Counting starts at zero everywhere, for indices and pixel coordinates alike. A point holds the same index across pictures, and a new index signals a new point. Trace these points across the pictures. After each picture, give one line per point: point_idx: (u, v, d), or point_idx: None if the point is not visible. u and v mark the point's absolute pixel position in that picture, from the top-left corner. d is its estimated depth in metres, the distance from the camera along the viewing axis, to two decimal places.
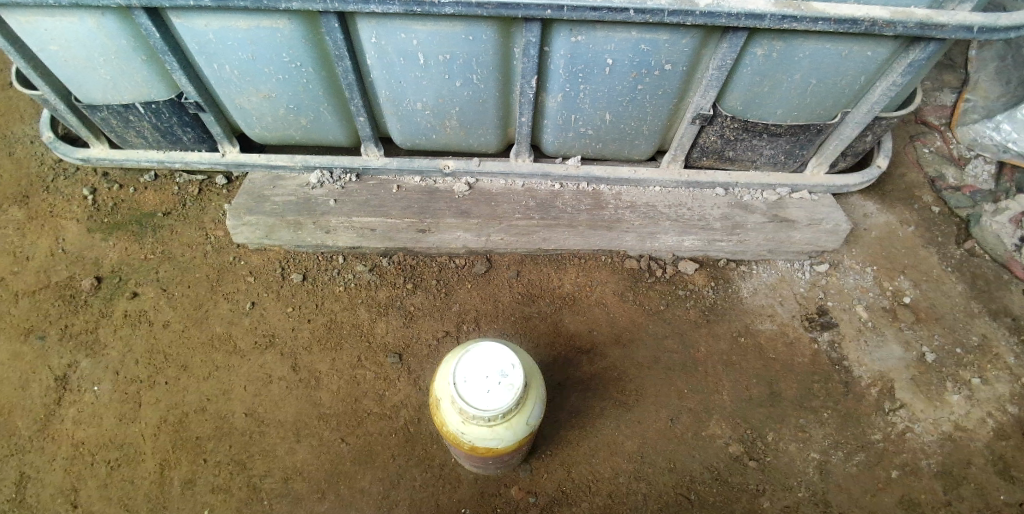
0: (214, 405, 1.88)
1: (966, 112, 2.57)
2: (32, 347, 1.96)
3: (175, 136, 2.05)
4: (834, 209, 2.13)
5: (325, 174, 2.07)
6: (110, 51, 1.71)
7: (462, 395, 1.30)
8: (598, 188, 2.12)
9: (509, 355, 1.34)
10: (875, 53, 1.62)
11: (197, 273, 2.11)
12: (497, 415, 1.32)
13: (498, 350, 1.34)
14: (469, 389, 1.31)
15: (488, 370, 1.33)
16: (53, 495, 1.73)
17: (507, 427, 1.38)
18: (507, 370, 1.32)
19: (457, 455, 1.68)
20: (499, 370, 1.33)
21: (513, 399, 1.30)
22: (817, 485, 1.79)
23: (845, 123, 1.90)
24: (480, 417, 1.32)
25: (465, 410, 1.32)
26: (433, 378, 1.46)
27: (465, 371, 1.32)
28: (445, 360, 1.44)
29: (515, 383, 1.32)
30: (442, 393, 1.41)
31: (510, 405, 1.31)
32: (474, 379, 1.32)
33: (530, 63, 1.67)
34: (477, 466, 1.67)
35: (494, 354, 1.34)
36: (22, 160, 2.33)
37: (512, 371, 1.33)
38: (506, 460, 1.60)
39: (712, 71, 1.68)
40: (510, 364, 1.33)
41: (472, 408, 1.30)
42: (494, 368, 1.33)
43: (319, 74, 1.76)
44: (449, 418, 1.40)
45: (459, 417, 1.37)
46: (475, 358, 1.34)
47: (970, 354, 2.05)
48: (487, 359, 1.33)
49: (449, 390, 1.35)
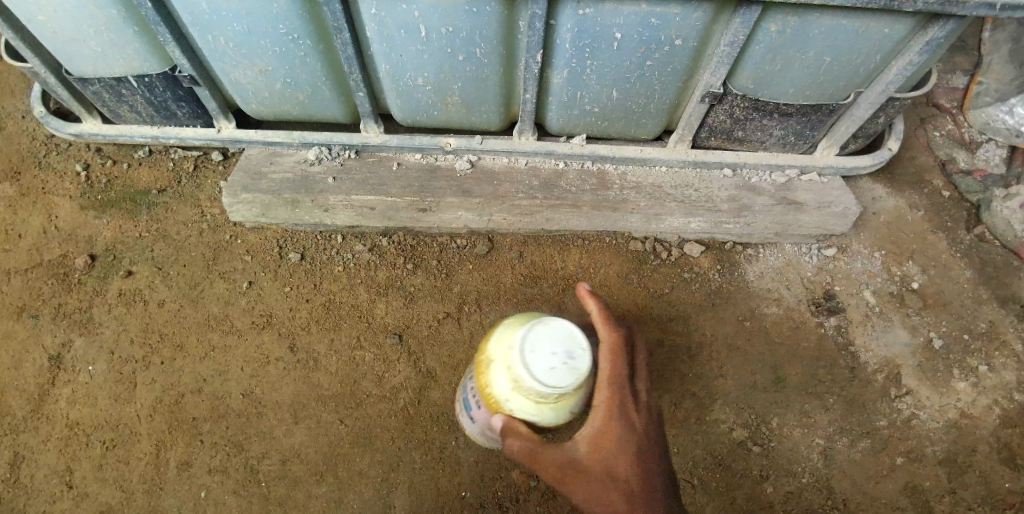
0: (210, 387, 1.85)
1: (978, 94, 2.51)
2: (26, 326, 1.92)
3: (169, 111, 1.99)
4: (843, 191, 2.08)
5: (323, 151, 2.01)
6: (100, 23, 1.65)
7: (525, 363, 1.18)
8: (603, 167, 2.07)
9: (581, 339, 1.20)
10: (893, 30, 1.56)
11: (193, 252, 2.06)
12: (551, 395, 1.19)
13: (571, 329, 1.21)
14: (530, 358, 1.19)
15: (556, 346, 1.20)
16: (48, 476, 1.72)
17: (557, 408, 1.27)
18: (575, 353, 1.19)
19: (469, 423, 1.59)
20: (567, 349, 1.19)
21: (573, 384, 1.17)
22: (821, 472, 1.80)
23: (857, 104, 1.85)
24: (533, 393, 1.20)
25: (522, 376, 1.20)
26: (495, 336, 1.35)
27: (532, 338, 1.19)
28: (516, 324, 1.33)
29: (579, 368, 1.18)
30: (500, 353, 1.30)
31: (568, 388, 1.17)
32: (539, 351, 1.19)
33: (536, 37, 1.60)
34: (488, 437, 1.59)
35: (566, 333, 1.21)
36: (12, 135, 2.27)
37: (582, 356, 1.19)
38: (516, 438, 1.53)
39: (724, 48, 1.62)
40: (582, 348, 1.19)
41: (528, 378, 1.18)
42: (562, 346, 1.19)
43: (318, 47, 1.70)
44: (499, 380, 1.29)
45: (511, 383, 1.25)
46: (548, 329, 1.21)
47: (977, 341, 2.02)
48: (558, 335, 1.20)
49: (510, 353, 1.24)
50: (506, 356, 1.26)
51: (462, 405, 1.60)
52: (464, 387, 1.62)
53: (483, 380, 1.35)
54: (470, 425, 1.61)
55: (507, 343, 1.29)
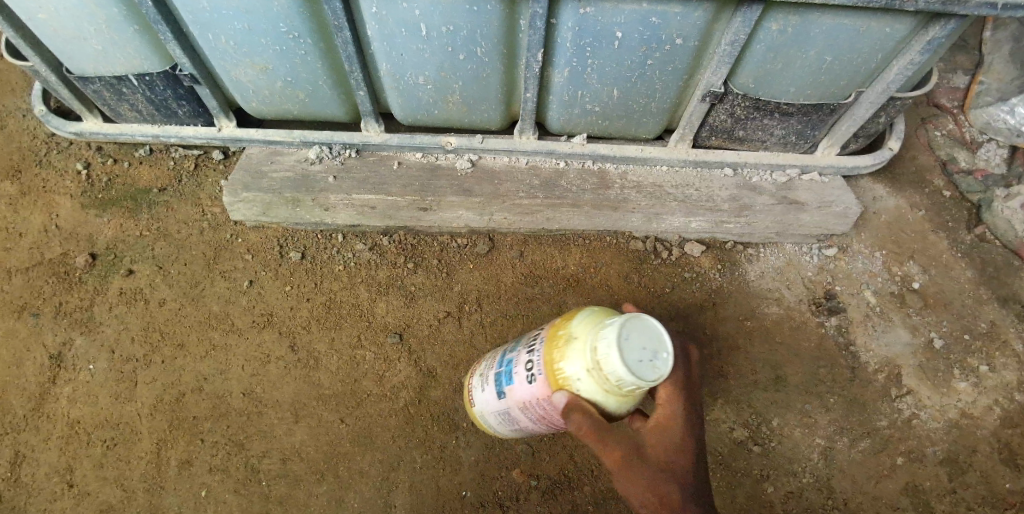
0: (211, 386, 1.85)
1: (979, 94, 2.51)
2: (26, 324, 1.92)
3: (170, 110, 1.98)
4: (844, 191, 2.08)
5: (324, 150, 2.01)
6: (100, 21, 1.65)
7: (617, 343, 1.09)
8: (604, 167, 2.06)
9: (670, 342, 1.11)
10: (894, 29, 1.56)
11: (194, 251, 2.06)
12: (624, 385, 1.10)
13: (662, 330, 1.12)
14: (615, 343, 1.10)
15: (644, 340, 1.11)
16: (48, 474, 1.72)
17: (621, 402, 1.18)
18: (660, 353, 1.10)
19: (479, 401, 1.49)
20: (654, 347, 1.10)
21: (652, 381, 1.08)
22: (822, 471, 1.80)
23: (858, 103, 1.85)
24: (610, 379, 1.11)
25: (606, 357, 1.11)
26: (579, 315, 1.25)
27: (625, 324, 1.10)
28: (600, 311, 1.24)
29: (664, 370, 1.08)
30: (579, 331, 1.21)
31: (645, 383, 1.08)
32: (626, 339, 1.10)
33: (536, 36, 1.60)
34: (493, 423, 1.48)
35: (656, 331, 1.12)
36: (13, 133, 2.27)
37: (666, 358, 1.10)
38: (527, 431, 1.44)
39: (724, 47, 1.62)
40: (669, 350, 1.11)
41: (609, 360, 1.09)
42: (651, 341, 1.10)
43: (318, 46, 1.70)
44: (569, 357, 1.19)
45: (584, 362, 1.16)
46: (640, 322, 1.12)
47: (978, 340, 2.01)
48: (648, 330, 1.11)
49: (593, 334, 1.15)
50: (590, 333, 1.17)
51: (482, 379, 1.49)
52: (490, 362, 1.51)
53: (551, 355, 1.24)
54: (478, 406, 1.50)
55: (597, 325, 1.19)
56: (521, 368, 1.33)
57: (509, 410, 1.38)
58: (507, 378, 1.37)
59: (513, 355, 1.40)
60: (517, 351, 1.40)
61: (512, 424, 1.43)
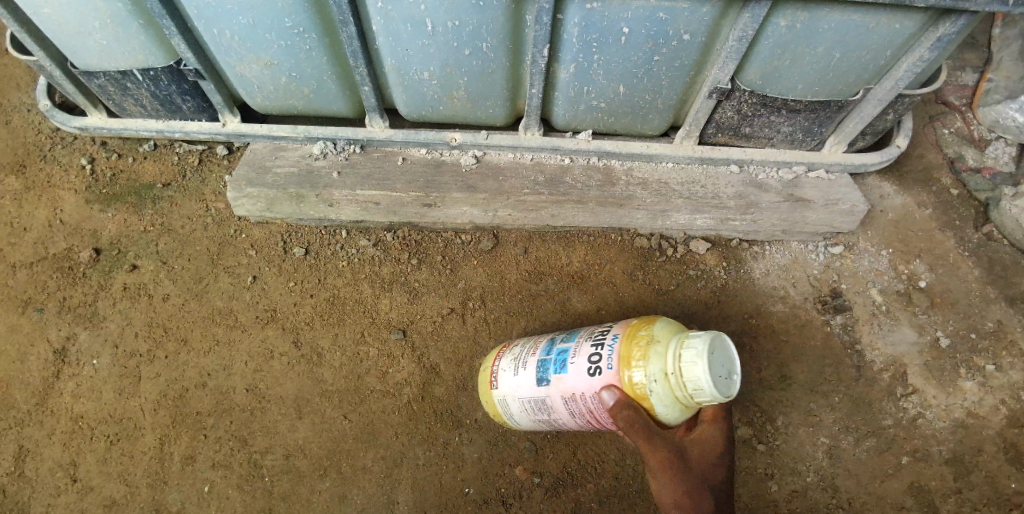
0: (214, 381, 1.85)
1: (988, 92, 2.49)
2: (31, 319, 1.93)
3: (174, 105, 1.98)
4: (851, 189, 2.06)
5: (328, 145, 2.00)
6: (104, 16, 1.64)
7: (706, 356, 1.12)
8: (609, 163, 2.05)
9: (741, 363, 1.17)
10: (904, 26, 1.54)
11: (198, 247, 2.06)
12: (700, 396, 1.14)
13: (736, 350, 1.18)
14: (702, 355, 1.13)
15: (724, 359, 1.15)
16: (53, 469, 1.73)
17: (682, 413, 1.22)
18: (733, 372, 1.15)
19: (510, 384, 1.47)
20: (730, 367, 1.15)
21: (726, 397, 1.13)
22: (826, 470, 1.80)
23: (867, 101, 1.83)
24: (686, 386, 1.15)
25: (690, 365, 1.14)
26: (659, 321, 1.27)
27: (714, 340, 1.14)
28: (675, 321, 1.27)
29: (734, 390, 1.15)
30: (659, 335, 1.23)
31: (722, 398, 1.13)
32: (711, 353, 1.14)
33: (542, 31, 1.59)
34: (517, 408, 1.47)
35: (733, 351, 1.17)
36: (17, 128, 2.27)
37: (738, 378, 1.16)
38: (552, 422, 1.44)
39: (732, 44, 1.60)
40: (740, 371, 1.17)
41: (695, 370, 1.13)
42: (730, 360, 1.15)
43: (323, 41, 1.69)
44: (648, 359, 1.21)
45: (664, 368, 1.18)
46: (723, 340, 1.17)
47: (985, 340, 2.00)
48: (728, 349, 1.16)
49: (677, 343, 1.18)
50: (676, 338, 1.19)
51: (519, 363, 1.47)
52: (529, 347, 1.49)
53: (627, 349, 1.25)
54: (505, 390, 1.48)
55: (680, 333, 1.22)
56: (581, 360, 1.32)
57: (549, 398, 1.37)
58: (559, 366, 1.36)
59: (566, 345, 1.39)
60: (573, 342, 1.39)
61: (543, 413, 1.42)
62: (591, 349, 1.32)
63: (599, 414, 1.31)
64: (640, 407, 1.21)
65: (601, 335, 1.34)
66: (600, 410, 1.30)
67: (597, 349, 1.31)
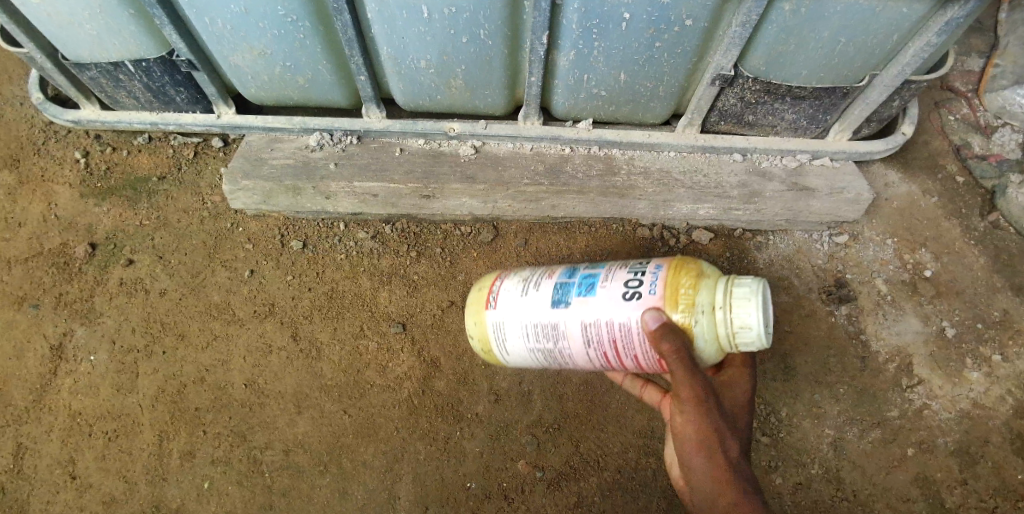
0: (213, 376, 1.83)
1: (994, 78, 2.45)
2: (26, 315, 1.91)
3: (168, 97, 1.95)
4: (856, 177, 2.03)
5: (325, 136, 1.97)
6: (95, 6, 1.61)
7: (759, 294, 1.11)
8: (610, 153, 2.02)
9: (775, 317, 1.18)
10: (911, 10, 1.50)
11: (194, 241, 2.03)
12: (743, 332, 1.12)
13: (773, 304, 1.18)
14: (754, 294, 1.12)
15: (769, 306, 1.14)
16: (51, 466, 1.71)
17: (712, 355, 1.18)
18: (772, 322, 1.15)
19: (514, 305, 1.34)
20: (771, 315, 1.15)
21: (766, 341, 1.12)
22: (831, 462, 1.78)
23: (872, 87, 1.80)
24: (732, 323, 1.12)
25: (742, 302, 1.12)
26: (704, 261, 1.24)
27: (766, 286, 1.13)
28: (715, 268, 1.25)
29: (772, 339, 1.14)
30: (708, 271, 1.20)
31: (763, 340, 1.11)
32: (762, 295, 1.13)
33: (542, 17, 1.55)
34: (514, 333, 1.34)
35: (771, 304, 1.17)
36: (10, 122, 2.24)
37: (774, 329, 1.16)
38: (551, 353, 1.33)
39: (736, 29, 1.57)
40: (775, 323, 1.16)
41: (746, 306, 1.11)
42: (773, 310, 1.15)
43: (318, 29, 1.66)
44: (696, 289, 1.16)
45: (712, 301, 1.15)
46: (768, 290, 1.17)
47: (991, 329, 1.97)
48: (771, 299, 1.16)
49: (726, 281, 1.16)
50: (728, 276, 1.17)
51: (530, 284, 1.36)
52: (540, 270, 1.39)
53: (676, 277, 1.19)
54: (506, 311, 1.35)
55: (726, 275, 1.20)
56: (616, 284, 1.25)
57: (565, 323, 1.27)
58: (586, 289, 1.28)
59: (592, 272, 1.32)
60: (602, 269, 1.31)
61: (547, 342, 1.31)
62: (628, 275, 1.26)
63: (623, 345, 1.24)
64: (684, 334, 1.15)
65: (638, 265, 1.27)
66: (626, 339, 1.23)
67: (636, 276, 1.24)
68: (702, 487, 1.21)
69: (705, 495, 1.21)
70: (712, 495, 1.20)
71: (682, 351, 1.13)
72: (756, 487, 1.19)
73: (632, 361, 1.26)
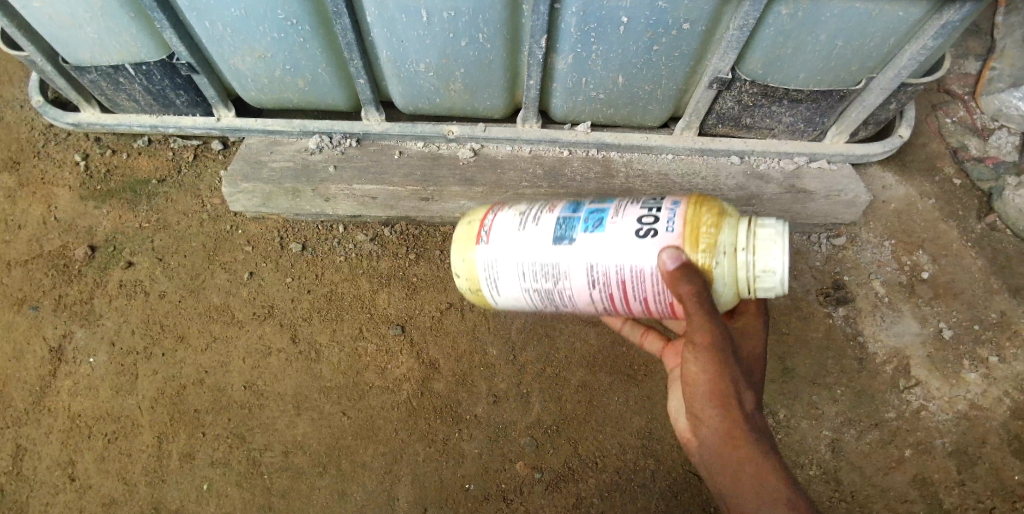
0: (212, 378, 1.83)
1: (991, 81, 2.46)
2: (26, 317, 1.91)
3: (168, 99, 1.96)
4: (852, 179, 2.03)
5: (325, 139, 1.98)
6: (95, 9, 1.61)
7: (786, 237, 1.04)
8: (608, 155, 2.03)
9: None
10: (908, 13, 1.51)
11: (194, 243, 2.04)
12: (766, 277, 1.05)
13: None
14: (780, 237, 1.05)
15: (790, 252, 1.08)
16: (50, 468, 1.72)
17: (727, 300, 1.10)
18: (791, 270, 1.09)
19: (510, 240, 1.22)
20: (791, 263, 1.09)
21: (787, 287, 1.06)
22: (829, 464, 1.79)
23: (869, 90, 1.81)
24: (754, 267, 1.05)
25: (767, 244, 1.04)
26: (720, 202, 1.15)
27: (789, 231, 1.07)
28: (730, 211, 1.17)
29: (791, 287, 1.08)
30: (728, 211, 1.11)
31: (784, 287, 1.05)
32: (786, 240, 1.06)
33: (540, 21, 1.56)
34: (507, 271, 1.22)
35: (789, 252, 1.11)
36: (11, 125, 2.24)
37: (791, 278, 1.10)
38: (547, 295, 1.22)
39: (733, 32, 1.58)
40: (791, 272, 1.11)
41: (771, 249, 1.04)
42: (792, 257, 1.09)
43: (317, 33, 1.67)
44: (719, 228, 1.07)
45: (735, 242, 1.06)
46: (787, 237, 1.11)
47: (989, 331, 1.98)
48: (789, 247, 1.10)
49: (749, 223, 1.08)
50: (750, 217, 1.09)
51: (528, 217, 1.23)
52: (539, 204, 1.27)
53: (697, 213, 1.09)
54: (500, 247, 1.22)
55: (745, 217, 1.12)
56: (629, 220, 1.14)
57: (568, 263, 1.16)
58: (594, 225, 1.16)
59: (600, 208, 1.20)
60: (611, 205, 1.20)
61: (544, 282, 1.20)
62: (642, 211, 1.15)
63: (633, 288, 1.14)
64: (705, 277, 1.06)
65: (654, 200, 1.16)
66: (636, 280, 1.13)
67: (651, 212, 1.13)
68: (713, 441, 1.17)
69: (715, 449, 1.17)
70: (723, 449, 1.16)
71: (703, 294, 1.04)
72: (767, 439, 1.15)
73: (639, 306, 1.17)
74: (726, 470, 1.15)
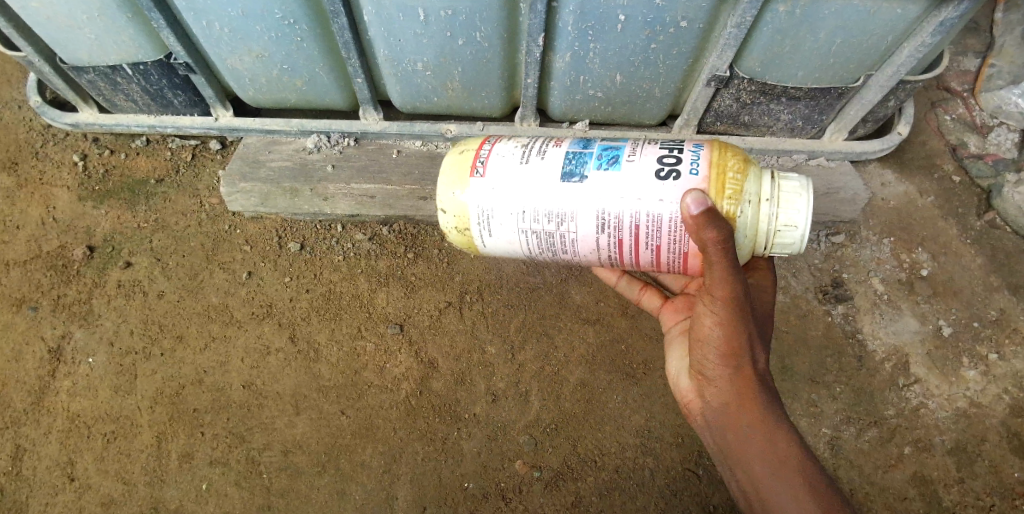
0: (211, 377, 1.83)
1: (990, 78, 2.46)
2: (25, 318, 1.91)
3: (166, 99, 1.96)
4: (851, 177, 2.05)
5: (323, 138, 1.99)
6: (93, 9, 1.61)
7: (808, 192, 1.13)
8: None
9: None
10: (906, 11, 1.51)
11: (192, 243, 2.04)
12: (788, 228, 1.11)
13: None
14: (801, 191, 1.13)
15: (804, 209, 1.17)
16: (50, 468, 1.72)
17: (747, 250, 1.14)
18: None
19: (513, 173, 1.22)
20: None
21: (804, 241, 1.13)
22: (828, 462, 1.79)
23: (868, 87, 1.81)
24: (777, 220, 1.11)
25: (791, 196, 1.12)
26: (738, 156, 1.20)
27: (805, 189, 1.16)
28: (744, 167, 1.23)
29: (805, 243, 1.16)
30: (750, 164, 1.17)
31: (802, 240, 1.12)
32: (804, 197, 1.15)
33: (538, 19, 1.56)
34: (506, 207, 1.21)
35: None
36: (9, 125, 2.24)
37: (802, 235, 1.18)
38: (545, 234, 1.23)
39: (731, 30, 1.58)
40: None
41: (796, 201, 1.11)
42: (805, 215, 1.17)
43: (315, 32, 1.67)
44: (746, 176, 1.11)
45: (761, 192, 1.11)
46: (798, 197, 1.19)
47: (988, 328, 1.98)
48: None
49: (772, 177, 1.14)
50: (772, 171, 1.15)
51: (534, 153, 1.24)
52: (544, 140, 1.28)
53: (723, 157, 1.13)
54: (500, 180, 1.22)
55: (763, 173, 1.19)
56: (648, 161, 1.17)
57: (577, 203, 1.18)
58: (607, 161, 1.19)
59: (614, 146, 1.23)
60: (625, 145, 1.23)
61: (546, 222, 1.21)
62: (660, 151, 1.18)
63: (644, 232, 1.17)
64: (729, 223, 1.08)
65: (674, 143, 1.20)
66: (648, 226, 1.16)
67: (673, 153, 1.17)
68: (722, 401, 1.20)
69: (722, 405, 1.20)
70: (733, 406, 1.18)
71: (727, 243, 1.05)
72: (775, 398, 1.18)
73: (650, 253, 1.20)
74: (734, 431, 1.18)
